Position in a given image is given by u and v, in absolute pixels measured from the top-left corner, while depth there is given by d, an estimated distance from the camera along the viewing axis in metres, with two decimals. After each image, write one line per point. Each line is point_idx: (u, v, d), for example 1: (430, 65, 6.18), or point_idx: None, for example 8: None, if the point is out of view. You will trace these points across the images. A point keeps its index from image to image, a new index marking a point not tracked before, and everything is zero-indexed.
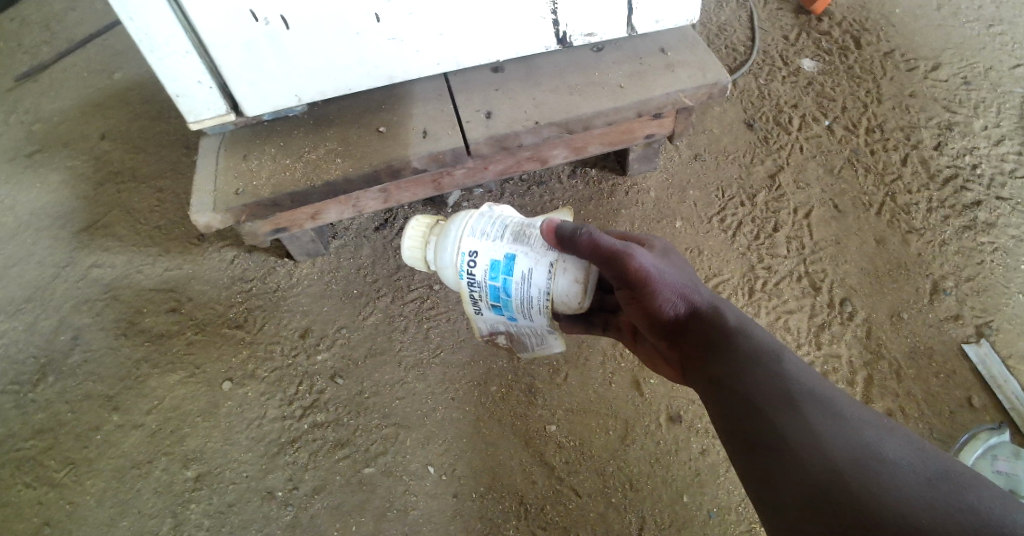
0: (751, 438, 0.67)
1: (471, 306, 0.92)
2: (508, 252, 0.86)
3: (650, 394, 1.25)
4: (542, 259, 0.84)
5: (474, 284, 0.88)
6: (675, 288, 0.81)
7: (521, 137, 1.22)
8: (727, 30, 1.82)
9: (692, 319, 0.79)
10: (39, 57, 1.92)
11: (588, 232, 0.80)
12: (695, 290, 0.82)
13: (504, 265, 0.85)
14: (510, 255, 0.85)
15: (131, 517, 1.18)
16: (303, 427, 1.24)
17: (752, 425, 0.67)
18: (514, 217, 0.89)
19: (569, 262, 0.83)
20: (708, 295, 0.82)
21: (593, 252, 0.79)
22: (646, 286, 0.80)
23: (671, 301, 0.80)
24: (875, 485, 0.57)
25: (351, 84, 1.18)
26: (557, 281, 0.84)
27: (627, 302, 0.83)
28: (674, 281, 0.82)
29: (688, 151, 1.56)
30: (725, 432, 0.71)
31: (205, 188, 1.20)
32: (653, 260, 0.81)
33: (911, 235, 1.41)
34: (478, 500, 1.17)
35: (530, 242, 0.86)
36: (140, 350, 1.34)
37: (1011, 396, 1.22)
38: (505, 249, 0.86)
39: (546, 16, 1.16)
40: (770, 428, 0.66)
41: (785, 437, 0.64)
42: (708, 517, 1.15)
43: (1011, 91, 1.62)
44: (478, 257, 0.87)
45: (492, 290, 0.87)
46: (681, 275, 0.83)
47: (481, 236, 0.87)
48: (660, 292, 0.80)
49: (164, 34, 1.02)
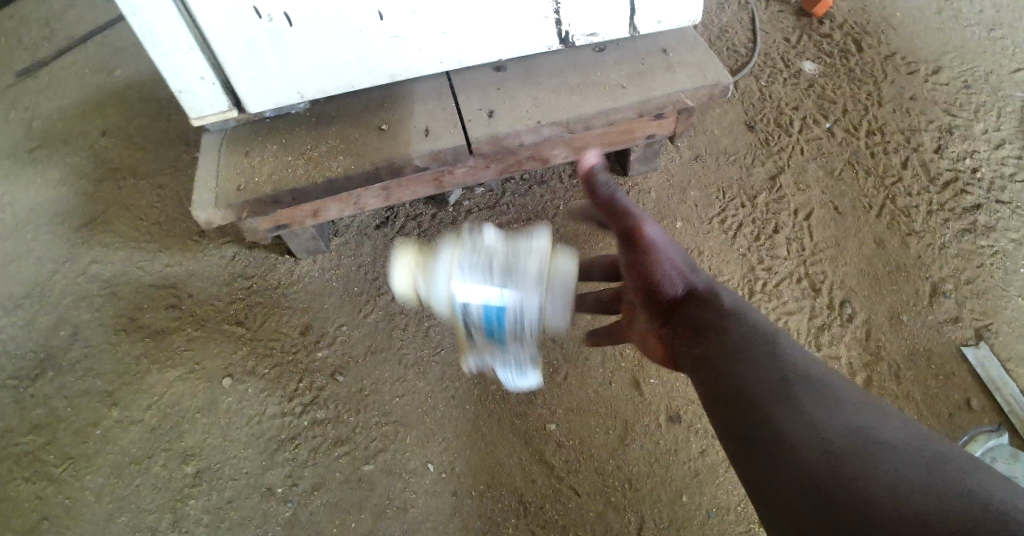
0: (748, 432, 0.66)
1: (463, 336, 0.99)
2: (499, 296, 0.90)
3: (649, 394, 1.26)
4: (533, 298, 0.91)
5: (468, 322, 0.94)
6: (675, 265, 0.81)
7: (522, 137, 1.22)
8: (728, 32, 1.82)
9: (687, 296, 0.79)
10: (39, 54, 1.91)
11: (608, 186, 0.83)
12: (695, 272, 0.82)
13: (498, 310, 0.90)
14: (501, 299, 0.90)
15: (129, 513, 1.17)
16: (302, 424, 1.24)
17: (749, 419, 0.66)
18: (500, 248, 0.93)
19: (558, 295, 0.92)
20: (706, 279, 0.82)
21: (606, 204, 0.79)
22: (649, 250, 0.80)
23: (669, 278, 0.80)
24: (872, 474, 0.56)
25: (352, 82, 1.18)
26: (549, 315, 0.93)
27: (626, 268, 0.83)
28: (676, 259, 0.82)
29: (689, 152, 1.57)
30: (721, 427, 0.70)
31: (206, 185, 1.20)
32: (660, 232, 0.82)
33: (911, 237, 1.41)
34: (477, 498, 1.17)
35: (519, 283, 0.90)
36: (140, 347, 1.34)
37: (1009, 398, 1.22)
38: (496, 293, 0.90)
39: (549, 15, 1.16)
40: (767, 423, 0.64)
41: (783, 431, 0.63)
42: (707, 517, 1.15)
43: (1012, 95, 1.62)
44: (471, 302, 0.91)
45: (486, 329, 0.93)
46: (683, 257, 0.84)
47: (471, 279, 0.91)
48: (660, 261, 0.80)
49: (167, 30, 1.02)
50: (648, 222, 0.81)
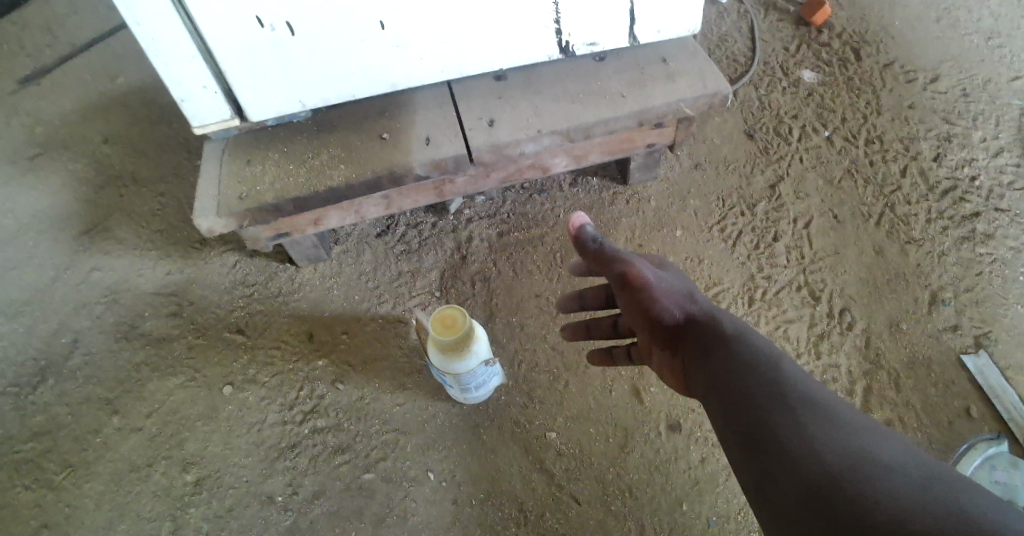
0: (750, 444, 0.67)
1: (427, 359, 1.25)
2: (446, 380, 1.17)
3: (649, 402, 1.26)
4: (457, 389, 1.19)
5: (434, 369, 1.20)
6: (673, 296, 0.86)
7: (522, 145, 1.23)
8: (728, 40, 1.83)
9: (690, 323, 0.82)
10: (42, 60, 1.92)
11: (593, 236, 0.97)
12: (695, 300, 0.86)
13: (444, 382, 1.20)
14: (446, 382, 1.18)
15: (129, 521, 1.17)
16: (303, 432, 1.24)
17: (751, 431, 0.68)
18: (470, 360, 1.11)
19: (473, 391, 1.20)
20: (707, 304, 0.85)
21: (599, 255, 0.94)
22: (646, 290, 0.87)
23: (668, 307, 0.85)
24: (870, 487, 0.59)
25: (355, 91, 1.19)
26: (464, 396, 1.22)
27: (626, 305, 0.89)
28: (674, 290, 0.87)
29: (688, 160, 1.57)
30: (726, 440, 0.71)
31: (208, 193, 1.21)
32: (652, 272, 0.89)
33: (910, 246, 1.42)
34: (477, 506, 1.17)
35: (457, 385, 1.17)
36: (141, 354, 1.34)
37: (1009, 407, 1.23)
38: (446, 379, 1.17)
39: (549, 25, 1.17)
40: (770, 435, 0.66)
41: (784, 443, 0.65)
42: (707, 526, 1.15)
43: (1010, 104, 1.63)
44: (437, 372, 1.17)
45: (436, 374, 1.22)
46: (680, 285, 0.89)
47: (444, 371, 1.14)
48: (659, 296, 0.86)
49: (171, 39, 1.03)
50: (637, 261, 0.91)
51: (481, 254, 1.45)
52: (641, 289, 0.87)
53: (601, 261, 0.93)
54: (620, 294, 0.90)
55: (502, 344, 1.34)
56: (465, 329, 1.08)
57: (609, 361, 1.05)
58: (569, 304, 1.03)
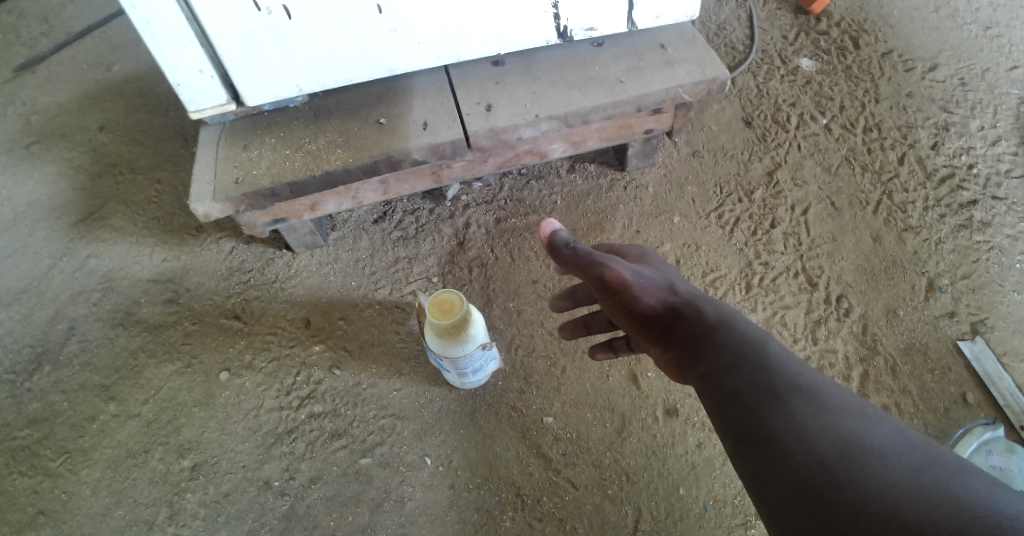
0: (746, 439, 0.67)
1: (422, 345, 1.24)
2: (443, 366, 1.17)
3: (647, 388, 1.26)
4: (455, 375, 1.19)
5: (430, 355, 1.20)
6: (654, 292, 0.86)
7: (520, 131, 1.23)
8: (726, 28, 1.83)
9: (678, 318, 0.83)
10: (37, 49, 1.91)
11: (566, 240, 0.94)
12: (677, 291, 0.86)
13: (441, 367, 1.19)
14: (443, 367, 1.18)
15: (126, 507, 1.17)
16: (300, 418, 1.24)
17: (746, 426, 0.68)
18: (465, 346, 1.11)
19: (471, 376, 1.20)
20: (690, 294, 0.86)
21: (575, 260, 0.91)
22: (626, 290, 0.86)
23: (651, 305, 0.85)
24: (863, 478, 0.58)
25: (352, 76, 1.18)
26: (461, 382, 1.22)
27: (609, 308, 0.88)
28: (654, 285, 0.87)
29: (686, 148, 1.57)
30: (722, 437, 0.71)
31: (204, 178, 1.20)
32: (630, 270, 0.89)
33: (908, 233, 1.42)
34: (474, 491, 1.17)
35: (455, 370, 1.17)
36: (137, 341, 1.34)
37: (1004, 393, 1.23)
38: (442, 364, 1.17)
39: (547, 10, 1.17)
40: (765, 430, 0.66)
41: (778, 437, 0.65)
42: (703, 510, 1.15)
43: (1007, 93, 1.63)
44: (435, 357, 1.17)
45: (433, 361, 1.22)
46: (659, 277, 0.89)
47: (440, 356, 1.13)
48: (641, 295, 0.86)
49: (167, 22, 1.02)
50: (613, 263, 0.89)
51: (479, 240, 1.44)
52: (622, 290, 0.86)
53: (577, 267, 0.91)
54: (603, 299, 0.88)
55: (499, 330, 1.34)
56: (457, 315, 1.07)
57: (613, 354, 1.04)
58: (562, 305, 1.02)
